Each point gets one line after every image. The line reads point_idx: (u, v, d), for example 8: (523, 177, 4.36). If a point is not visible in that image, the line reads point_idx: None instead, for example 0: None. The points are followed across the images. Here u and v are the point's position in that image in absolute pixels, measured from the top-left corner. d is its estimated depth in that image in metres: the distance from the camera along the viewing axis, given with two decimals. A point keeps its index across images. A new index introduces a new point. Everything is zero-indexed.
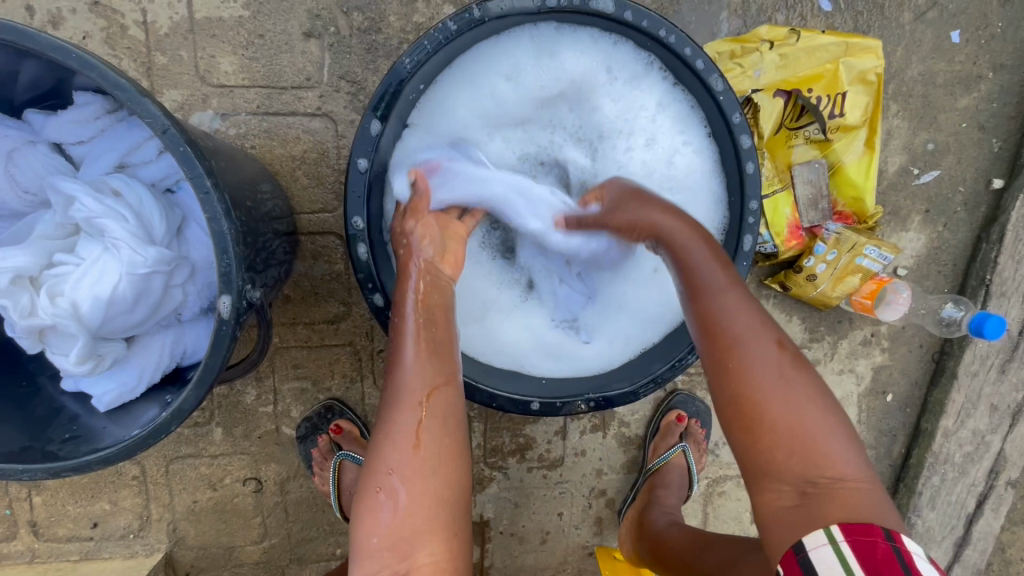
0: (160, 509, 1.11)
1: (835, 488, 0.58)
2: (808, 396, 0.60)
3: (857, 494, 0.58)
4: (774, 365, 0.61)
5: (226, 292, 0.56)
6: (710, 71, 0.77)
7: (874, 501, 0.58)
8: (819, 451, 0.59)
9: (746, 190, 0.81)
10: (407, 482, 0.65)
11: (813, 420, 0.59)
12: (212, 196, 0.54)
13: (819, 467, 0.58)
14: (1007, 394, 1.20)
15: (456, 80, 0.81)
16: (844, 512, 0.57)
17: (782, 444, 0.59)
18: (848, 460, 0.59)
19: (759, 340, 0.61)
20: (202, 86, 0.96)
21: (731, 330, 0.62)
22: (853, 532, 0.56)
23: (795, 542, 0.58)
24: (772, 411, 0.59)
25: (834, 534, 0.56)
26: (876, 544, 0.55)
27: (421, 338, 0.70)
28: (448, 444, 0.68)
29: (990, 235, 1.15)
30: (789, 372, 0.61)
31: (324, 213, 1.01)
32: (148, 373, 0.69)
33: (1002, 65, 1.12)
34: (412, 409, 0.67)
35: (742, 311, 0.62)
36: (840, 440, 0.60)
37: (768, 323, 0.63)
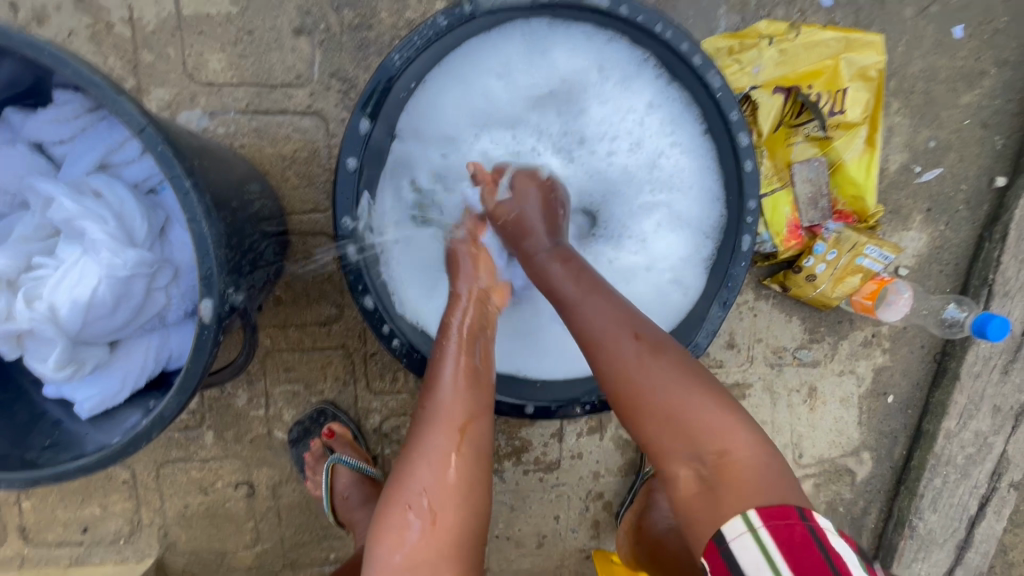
0: (150, 513, 1.10)
1: (720, 464, 0.62)
2: (680, 379, 0.65)
3: (750, 469, 0.61)
4: (637, 355, 0.66)
5: (207, 296, 0.55)
6: (707, 67, 0.75)
7: (764, 475, 0.61)
8: (695, 429, 0.63)
9: (745, 188, 0.79)
10: (436, 503, 0.65)
11: (689, 408, 0.64)
12: (191, 197, 0.52)
13: (700, 446, 0.63)
14: (1010, 395, 1.18)
15: (446, 78, 0.79)
16: (737, 497, 0.59)
17: (667, 433, 0.64)
18: (729, 431, 0.63)
19: (620, 338, 0.68)
20: (190, 84, 0.94)
21: (593, 335, 0.69)
22: (769, 516, 0.57)
23: (716, 530, 0.59)
24: (650, 399, 0.65)
25: (752, 521, 0.57)
26: (792, 526, 0.56)
27: (466, 363, 0.72)
28: (478, 473, 0.67)
29: (993, 234, 1.13)
30: (645, 365, 0.66)
31: (315, 214, 1.00)
32: (131, 378, 0.67)
33: (1006, 61, 1.10)
34: (451, 433, 0.68)
35: (599, 318, 0.69)
36: (720, 422, 0.64)
37: (625, 319, 0.69)
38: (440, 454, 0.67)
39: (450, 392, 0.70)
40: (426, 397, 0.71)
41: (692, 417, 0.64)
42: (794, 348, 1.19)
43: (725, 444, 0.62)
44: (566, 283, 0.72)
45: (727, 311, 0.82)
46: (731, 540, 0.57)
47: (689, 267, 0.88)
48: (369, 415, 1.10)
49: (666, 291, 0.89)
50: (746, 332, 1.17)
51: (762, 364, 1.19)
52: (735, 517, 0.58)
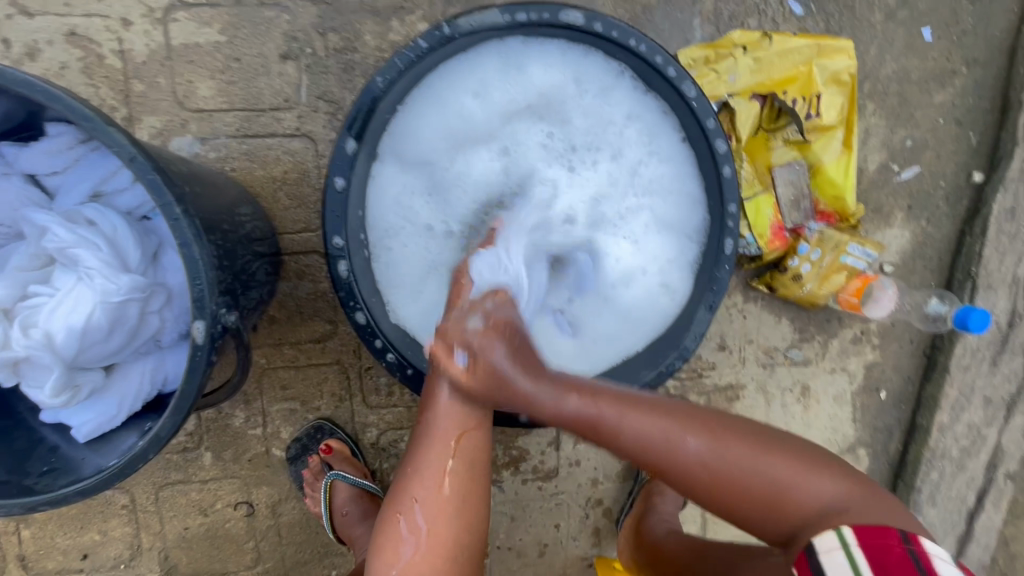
0: (150, 537, 1.10)
1: (829, 516, 0.62)
2: (760, 456, 0.66)
3: (848, 506, 0.63)
4: (710, 452, 0.66)
5: (200, 317, 0.56)
6: (681, 78, 0.79)
7: (863, 506, 0.62)
8: (787, 500, 0.64)
9: (724, 193, 0.82)
10: (431, 520, 0.68)
11: (773, 476, 0.65)
12: (182, 222, 0.54)
13: (802, 510, 0.64)
14: (1000, 386, 1.20)
15: (427, 98, 0.81)
16: (852, 517, 0.61)
17: (755, 509, 0.66)
18: (816, 485, 0.65)
19: (680, 439, 0.67)
20: (180, 112, 0.96)
21: (656, 451, 0.68)
22: (868, 536, 0.59)
23: (808, 543, 0.61)
24: (736, 486, 0.66)
25: (845, 537, 0.59)
26: (890, 547, 0.59)
27: (461, 375, 0.72)
28: (472, 488, 0.70)
29: (973, 228, 1.16)
30: (721, 452, 0.66)
31: (306, 233, 1.01)
32: (128, 401, 0.68)
33: (975, 61, 1.13)
34: (443, 449, 0.70)
35: (655, 424, 0.68)
36: (806, 479, 0.65)
37: (677, 414, 0.69)
38: (432, 470, 0.69)
39: (444, 408, 0.71)
40: (423, 415, 0.73)
41: (778, 478, 0.65)
42: (785, 347, 1.21)
43: (817, 494, 0.64)
44: (592, 406, 0.69)
45: (713, 313, 0.85)
46: (823, 553, 0.60)
47: (676, 271, 0.89)
48: (366, 430, 1.11)
49: (655, 295, 0.89)
50: (737, 333, 1.19)
51: (754, 364, 1.21)
52: (827, 533, 0.60)
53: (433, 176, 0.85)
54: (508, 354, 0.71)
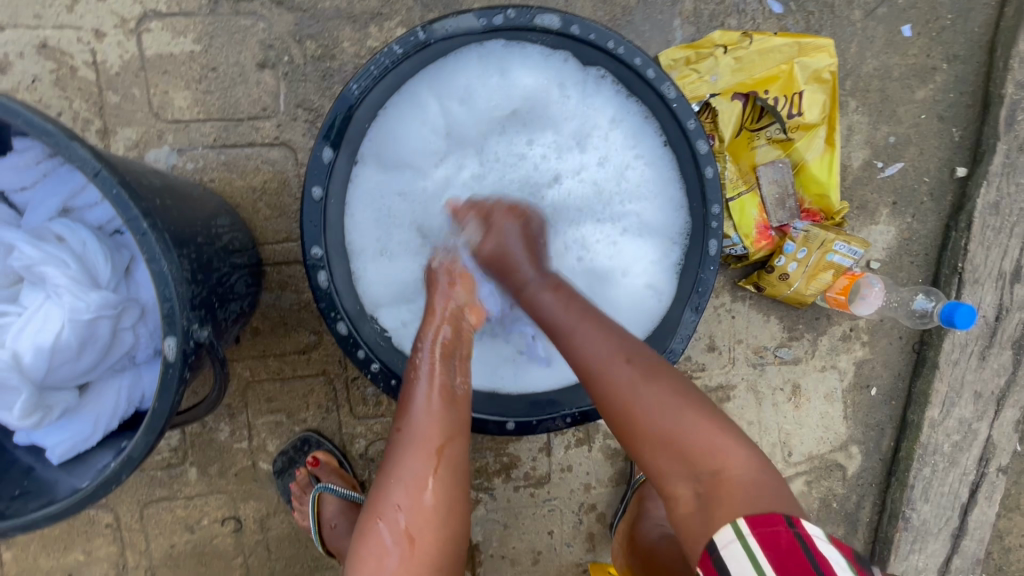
0: (136, 556, 1.08)
1: (721, 480, 0.63)
2: (678, 402, 0.67)
3: (750, 484, 0.62)
4: (633, 379, 0.68)
5: (170, 333, 0.55)
6: (661, 79, 0.79)
7: (762, 488, 0.62)
8: (696, 452, 0.64)
9: (707, 195, 0.82)
10: (414, 527, 0.67)
11: (685, 426, 0.65)
12: (149, 237, 0.53)
13: (700, 464, 0.64)
14: (990, 380, 1.20)
15: (406, 105, 0.80)
16: (742, 498, 0.61)
17: (659, 455, 0.66)
18: (729, 450, 0.64)
19: (617, 364, 0.69)
20: (156, 122, 0.95)
21: (590, 360, 0.70)
22: (757, 524, 0.58)
23: (709, 538, 0.61)
24: (645, 422, 0.66)
25: (741, 528, 0.59)
26: (778, 532, 0.58)
27: (442, 377, 0.74)
28: (454, 498, 0.69)
29: (958, 223, 1.16)
30: (645, 386, 0.68)
31: (288, 243, 1.00)
32: (103, 420, 0.66)
33: (955, 56, 1.14)
34: (427, 456, 0.69)
35: (603, 341, 0.70)
36: (723, 439, 0.65)
37: (624, 343, 0.71)
38: (416, 478, 0.68)
39: (423, 410, 0.71)
40: (403, 421, 0.72)
41: (689, 429, 0.65)
42: (774, 347, 1.20)
43: (729, 459, 0.64)
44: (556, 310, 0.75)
45: (700, 315, 0.84)
46: (721, 548, 0.59)
47: (662, 273, 0.88)
48: (354, 441, 1.10)
49: (643, 298, 0.88)
50: (726, 334, 1.18)
51: (744, 364, 1.20)
52: (725, 526, 0.59)
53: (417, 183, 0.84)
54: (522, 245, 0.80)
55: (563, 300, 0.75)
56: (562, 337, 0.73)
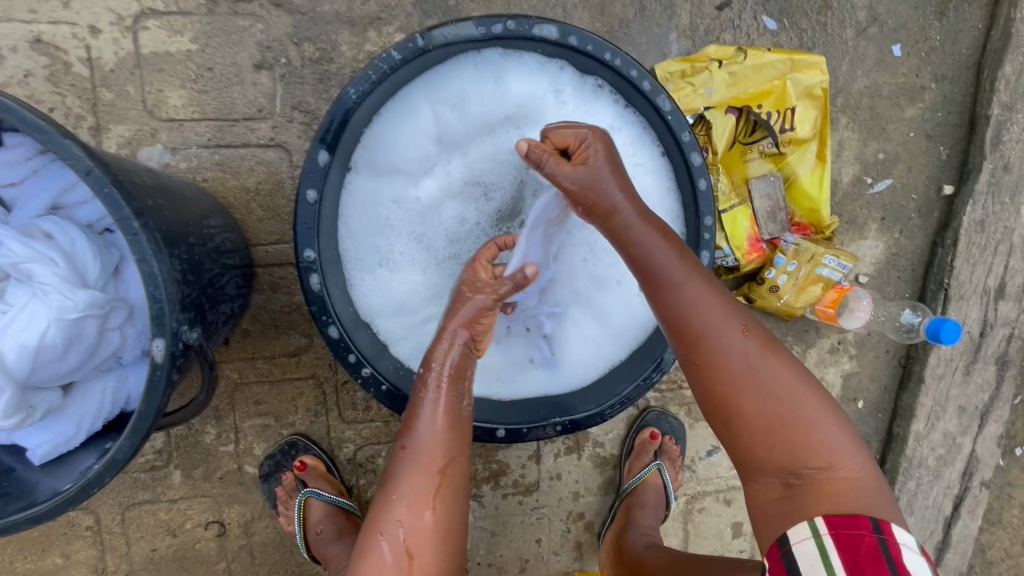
0: (116, 560, 1.06)
1: (817, 479, 0.62)
2: (794, 384, 0.65)
3: (849, 477, 0.62)
4: (749, 352, 0.65)
5: (159, 334, 0.54)
6: (657, 92, 0.80)
7: (860, 489, 0.62)
8: (800, 441, 0.63)
9: (699, 207, 0.83)
10: (414, 546, 0.68)
11: (794, 413, 0.64)
12: (141, 237, 0.52)
13: (805, 456, 0.63)
14: (974, 395, 1.22)
15: (400, 111, 0.81)
16: (832, 503, 0.61)
17: (761, 433, 0.64)
18: (838, 447, 0.63)
19: (730, 333, 0.66)
20: (150, 121, 0.94)
21: (703, 319, 0.67)
22: (836, 525, 0.59)
23: (777, 536, 0.62)
24: (746, 398, 0.64)
25: (817, 527, 0.59)
26: (861, 537, 0.57)
27: (448, 400, 0.72)
28: (453, 514, 0.71)
29: (945, 240, 1.18)
30: (760, 359, 0.65)
31: (281, 244, 0.99)
32: (87, 421, 0.65)
33: (944, 76, 1.16)
34: (430, 475, 0.70)
35: (711, 308, 0.67)
36: (835, 434, 0.64)
37: (733, 312, 0.68)
38: (419, 494, 0.70)
39: (427, 432, 0.71)
40: (405, 436, 0.72)
41: (799, 416, 0.64)
42: None
43: (835, 454, 0.63)
44: (669, 263, 0.68)
45: None
46: (795, 543, 0.59)
47: None
48: (343, 445, 1.09)
49: (635, 305, 0.89)
50: None
51: None
52: (800, 524, 0.60)
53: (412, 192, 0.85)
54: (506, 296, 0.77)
55: (672, 250, 0.70)
56: (664, 294, 0.68)
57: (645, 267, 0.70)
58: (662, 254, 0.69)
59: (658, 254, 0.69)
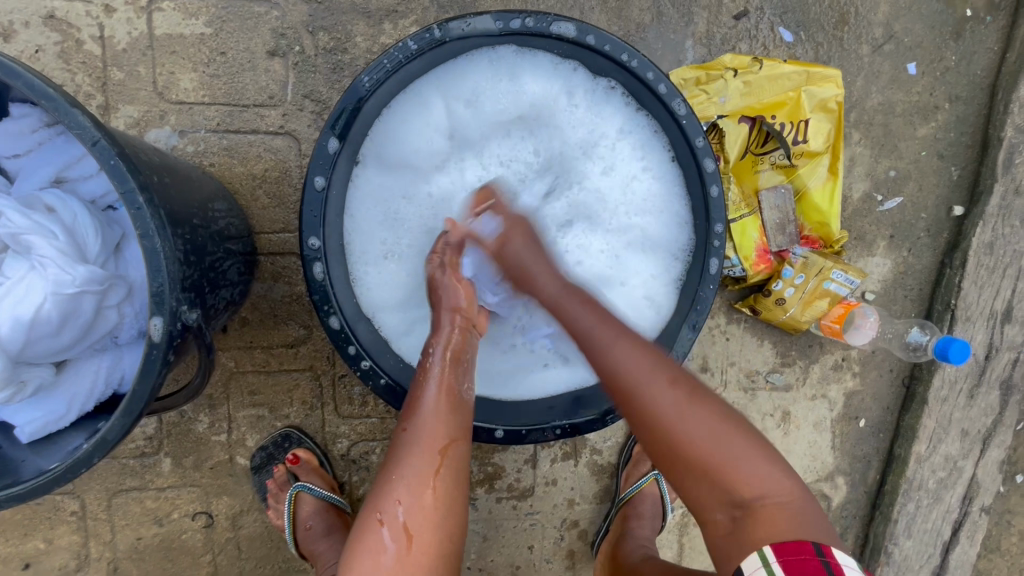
0: (100, 547, 1.04)
1: (757, 510, 0.61)
2: (720, 423, 0.65)
3: (792, 507, 0.62)
4: (677, 402, 0.66)
5: (157, 313, 0.53)
6: (673, 96, 0.79)
7: (799, 516, 0.61)
8: (734, 475, 0.63)
9: (711, 214, 0.81)
10: (413, 525, 0.66)
11: (727, 452, 0.64)
12: (144, 212, 0.51)
13: (739, 491, 0.63)
14: (977, 419, 1.21)
15: (411, 104, 0.80)
16: (770, 530, 0.60)
17: (695, 478, 0.64)
18: (770, 475, 0.63)
19: (659, 385, 0.66)
20: (159, 102, 0.93)
21: (631, 378, 0.67)
22: (783, 552, 0.58)
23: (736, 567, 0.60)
24: (682, 446, 0.64)
25: (766, 555, 0.58)
26: (807, 561, 0.56)
27: (448, 380, 0.73)
28: (455, 496, 0.69)
29: (953, 261, 1.17)
30: (688, 408, 0.65)
31: (284, 233, 0.98)
32: (79, 401, 0.64)
33: (958, 97, 1.15)
34: (431, 454, 0.69)
35: (638, 357, 0.68)
36: (765, 466, 0.64)
37: (659, 362, 0.68)
38: (418, 474, 0.68)
39: (431, 413, 0.71)
40: (407, 418, 0.71)
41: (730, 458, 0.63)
42: (766, 371, 1.20)
43: (768, 484, 0.63)
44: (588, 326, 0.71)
45: (696, 334, 0.84)
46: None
47: (661, 286, 0.88)
48: (337, 440, 1.07)
49: (642, 310, 0.88)
50: (719, 355, 1.18)
51: (735, 388, 1.20)
52: (752, 553, 0.59)
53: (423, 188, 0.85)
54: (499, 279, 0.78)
55: (593, 312, 0.72)
56: (592, 352, 0.70)
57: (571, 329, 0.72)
58: (582, 318, 0.72)
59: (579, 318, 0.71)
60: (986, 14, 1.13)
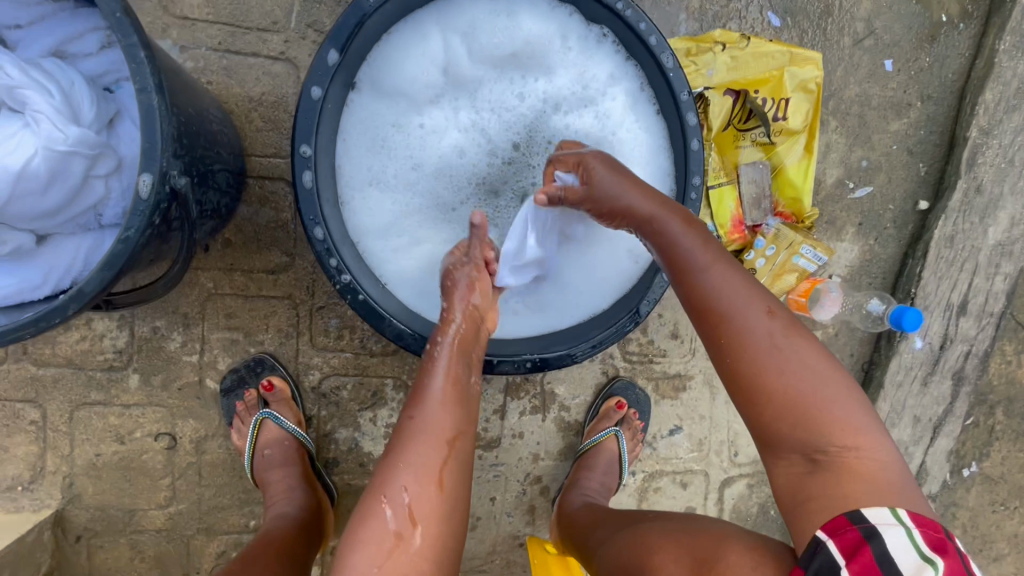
0: (56, 460, 1.02)
1: (845, 458, 0.62)
2: (816, 362, 0.65)
3: (885, 473, 0.62)
4: (773, 331, 0.65)
5: (147, 170, 0.54)
6: (662, 48, 0.82)
7: (895, 486, 0.61)
8: (827, 422, 0.63)
9: (690, 165, 0.86)
10: (421, 515, 0.65)
11: (826, 394, 0.64)
12: (143, 67, 0.53)
13: (835, 437, 0.63)
14: (929, 406, 1.27)
15: (412, 34, 0.84)
16: (871, 490, 0.60)
17: (786, 415, 0.64)
18: (865, 428, 0.64)
19: (755, 312, 0.66)
20: (163, 15, 0.95)
21: (726, 300, 0.67)
22: (921, 522, 0.57)
23: (855, 513, 0.58)
24: (780, 376, 0.64)
25: (902, 518, 0.57)
26: (942, 540, 0.57)
27: (456, 374, 0.74)
28: (459, 492, 0.69)
29: (915, 252, 1.23)
30: (785, 339, 0.65)
31: (276, 158, 1.00)
32: (55, 275, 0.65)
33: (929, 96, 1.22)
34: (439, 445, 0.69)
35: (735, 283, 0.68)
36: (864, 423, 0.64)
37: (759, 293, 0.68)
38: (428, 464, 0.67)
39: (439, 402, 0.71)
40: (415, 408, 0.71)
41: (823, 395, 0.64)
42: None
43: (866, 444, 0.63)
44: (694, 247, 0.69)
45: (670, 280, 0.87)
46: (880, 527, 0.57)
47: None
48: (309, 372, 1.07)
49: (621, 260, 0.93)
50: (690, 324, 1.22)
51: (703, 357, 1.24)
52: (883, 509, 0.58)
53: (415, 125, 0.87)
54: (624, 181, 0.74)
55: (690, 232, 0.71)
56: (685, 274, 0.69)
57: (662, 245, 0.71)
58: (681, 236, 0.70)
59: (681, 235, 0.70)
60: (959, 21, 1.20)
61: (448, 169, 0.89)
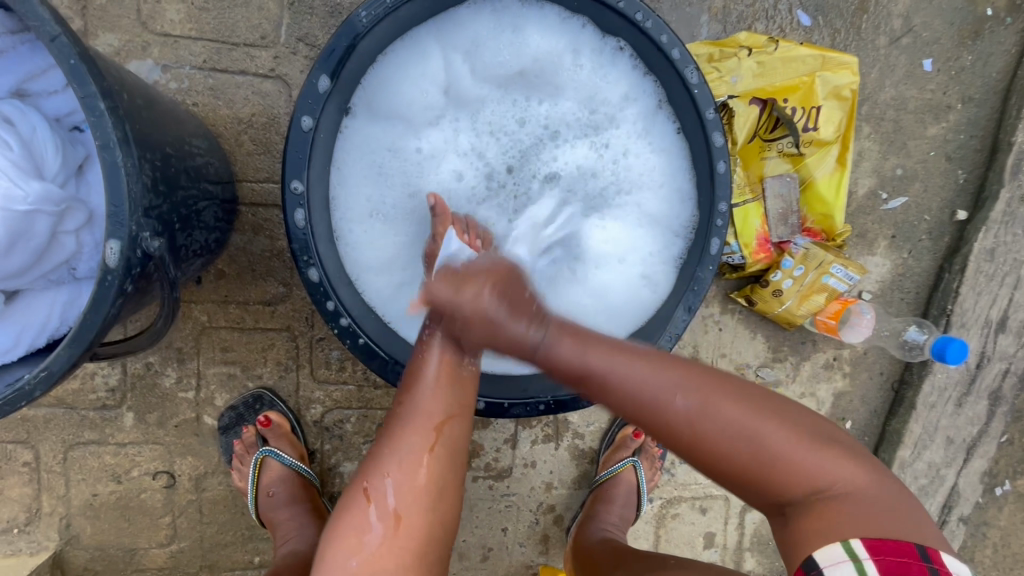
0: (52, 501, 0.99)
1: (809, 499, 0.57)
2: (750, 415, 0.59)
3: (857, 499, 0.56)
4: (692, 412, 0.59)
5: (115, 236, 0.48)
6: (686, 62, 0.73)
7: (868, 510, 0.55)
8: (778, 473, 0.58)
9: (716, 190, 0.77)
10: (402, 505, 0.62)
11: (770, 443, 0.58)
12: (105, 120, 0.47)
13: (792, 485, 0.58)
14: (963, 427, 1.20)
15: (411, 52, 0.77)
16: (846, 524, 0.54)
17: (737, 479, 0.60)
18: (823, 462, 0.58)
19: (668, 402, 0.60)
20: (143, 33, 0.88)
21: (634, 402, 0.61)
22: (878, 550, 0.52)
23: (809, 558, 0.55)
24: (717, 452, 0.59)
25: (855, 550, 0.52)
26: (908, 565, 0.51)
27: (449, 356, 0.67)
28: (449, 480, 0.65)
29: (953, 265, 1.15)
30: (710, 408, 0.59)
31: (269, 183, 0.94)
32: (27, 336, 0.59)
33: (971, 98, 1.13)
34: (425, 432, 0.64)
35: (638, 372, 0.61)
36: (820, 455, 0.58)
37: (667, 371, 0.61)
38: (412, 450, 0.63)
39: (428, 387, 0.66)
40: (404, 393, 0.66)
41: (766, 445, 0.58)
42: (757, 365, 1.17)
43: (827, 476, 0.58)
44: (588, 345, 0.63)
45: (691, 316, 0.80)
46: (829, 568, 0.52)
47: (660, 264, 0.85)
48: (310, 406, 1.02)
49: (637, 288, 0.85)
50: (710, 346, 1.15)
51: None
52: (835, 545, 0.53)
53: (412, 149, 0.80)
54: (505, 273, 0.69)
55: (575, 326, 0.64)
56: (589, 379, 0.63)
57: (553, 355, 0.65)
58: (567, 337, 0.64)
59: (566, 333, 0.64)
60: (1006, 15, 1.10)
61: (448, 197, 0.82)
